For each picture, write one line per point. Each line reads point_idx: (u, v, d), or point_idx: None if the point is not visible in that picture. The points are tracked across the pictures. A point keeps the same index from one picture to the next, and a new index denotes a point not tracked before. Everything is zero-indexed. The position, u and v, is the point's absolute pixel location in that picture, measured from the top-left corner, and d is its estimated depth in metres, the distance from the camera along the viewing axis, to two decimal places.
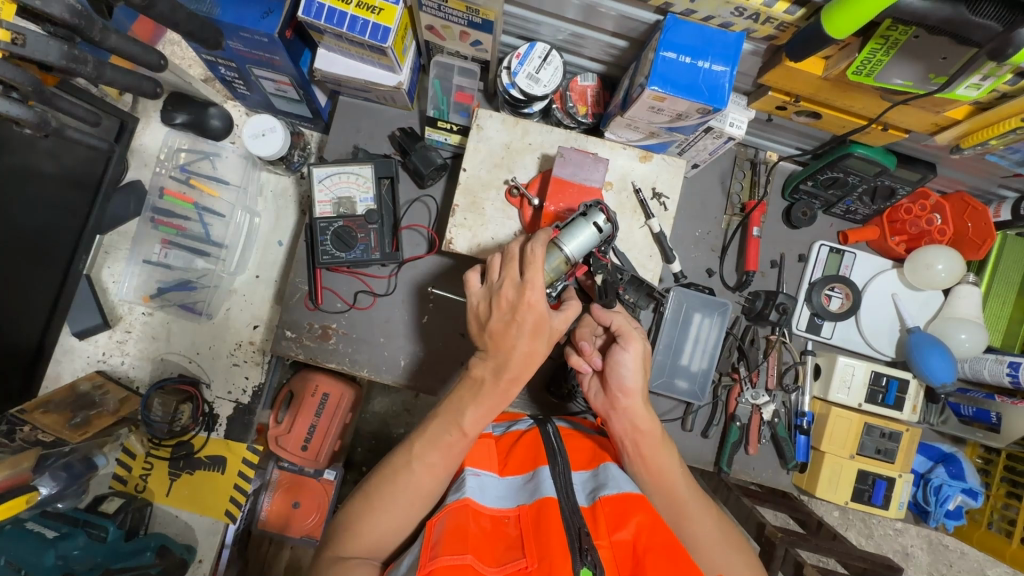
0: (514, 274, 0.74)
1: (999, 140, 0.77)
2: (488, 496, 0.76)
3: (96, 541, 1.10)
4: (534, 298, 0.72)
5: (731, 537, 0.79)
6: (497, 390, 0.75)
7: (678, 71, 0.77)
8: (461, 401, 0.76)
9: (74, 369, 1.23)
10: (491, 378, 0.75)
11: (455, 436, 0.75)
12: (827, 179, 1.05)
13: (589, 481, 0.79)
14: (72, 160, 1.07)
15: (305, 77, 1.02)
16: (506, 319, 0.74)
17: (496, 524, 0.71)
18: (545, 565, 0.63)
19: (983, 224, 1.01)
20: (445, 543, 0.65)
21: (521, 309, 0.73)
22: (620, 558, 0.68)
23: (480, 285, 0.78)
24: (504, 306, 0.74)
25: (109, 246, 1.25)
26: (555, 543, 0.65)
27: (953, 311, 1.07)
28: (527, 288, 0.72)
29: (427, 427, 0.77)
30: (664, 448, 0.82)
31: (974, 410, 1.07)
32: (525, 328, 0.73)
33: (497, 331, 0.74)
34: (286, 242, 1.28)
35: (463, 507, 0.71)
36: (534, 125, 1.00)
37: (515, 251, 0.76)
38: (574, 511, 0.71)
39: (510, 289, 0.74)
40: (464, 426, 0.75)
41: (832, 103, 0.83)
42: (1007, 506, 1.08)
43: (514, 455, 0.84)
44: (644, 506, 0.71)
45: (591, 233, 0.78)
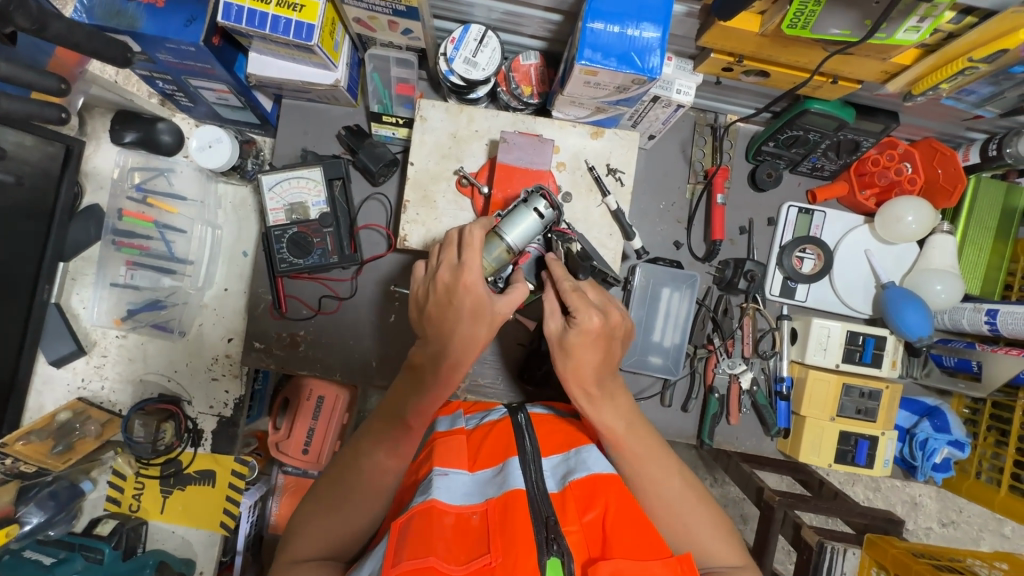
0: (451, 257, 0.72)
1: (949, 82, 0.74)
2: (456, 493, 0.72)
3: (94, 563, 1.14)
4: (471, 279, 0.70)
5: (697, 509, 0.75)
6: (439, 377, 0.73)
7: (609, 42, 0.74)
8: (404, 391, 0.75)
9: (56, 398, 1.24)
10: (431, 365, 0.73)
11: (400, 430, 0.74)
12: (788, 138, 1.02)
13: (560, 466, 0.77)
14: (19, 192, 1.02)
15: (243, 84, 0.99)
16: (442, 302, 0.72)
17: (461, 523, 0.67)
18: (511, 559, 0.60)
19: (952, 169, 0.98)
20: (410, 545, 0.61)
21: (458, 292, 0.70)
22: (590, 540, 0.67)
23: (424, 273, 0.77)
24: (440, 290, 0.72)
25: (76, 272, 1.25)
26: (520, 537, 0.62)
27: (928, 263, 1.04)
28: (463, 270, 0.70)
29: (376, 426, 0.76)
30: (621, 425, 0.75)
31: (956, 360, 1.05)
32: (464, 312, 0.70)
33: (435, 314, 0.72)
34: (251, 251, 1.26)
35: (429, 509, 0.67)
36: (479, 111, 0.97)
37: (454, 235, 0.75)
38: (542, 498, 0.69)
39: (445, 272, 0.72)
40: (407, 418, 0.73)
41: (777, 59, 0.80)
42: (997, 455, 1.06)
43: (484, 450, 0.82)
44: (613, 486, 0.70)
45: (534, 221, 0.78)
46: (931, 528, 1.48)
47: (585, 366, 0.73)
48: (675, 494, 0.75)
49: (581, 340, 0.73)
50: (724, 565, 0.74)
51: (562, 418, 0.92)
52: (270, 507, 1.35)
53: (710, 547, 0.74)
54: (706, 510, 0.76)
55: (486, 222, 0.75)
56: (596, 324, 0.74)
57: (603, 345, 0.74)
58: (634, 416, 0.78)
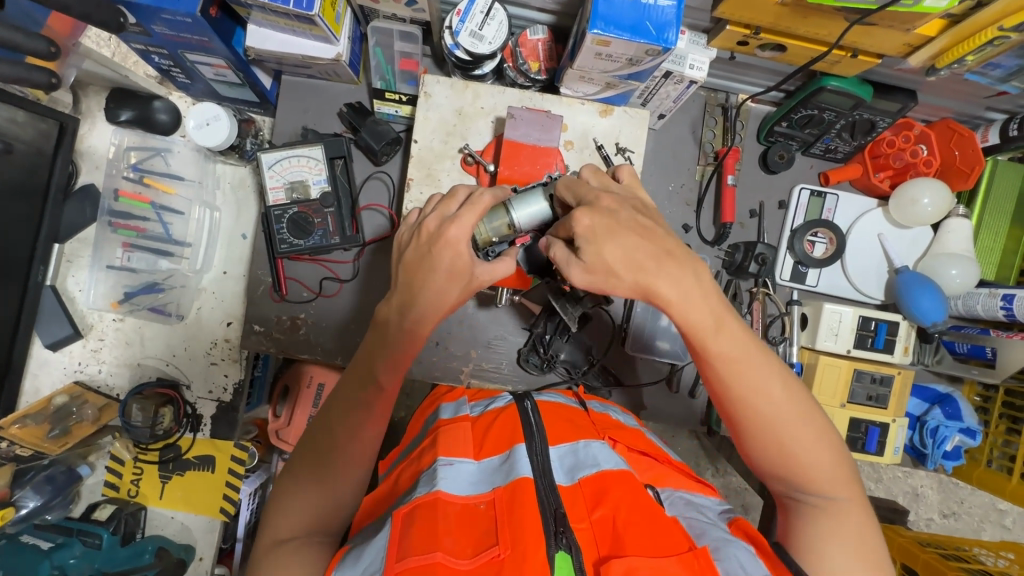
0: (445, 209, 0.71)
1: (975, 54, 0.71)
2: (461, 484, 0.70)
3: (92, 549, 1.13)
4: (455, 235, 0.68)
5: (802, 439, 0.64)
6: (401, 333, 0.72)
7: (622, 11, 0.71)
8: (372, 354, 0.73)
9: (52, 381, 1.22)
10: (396, 319, 0.72)
11: (372, 391, 0.73)
12: (802, 118, 0.99)
13: (568, 456, 0.75)
14: (11, 169, 0.99)
15: (242, 59, 0.96)
16: (422, 252, 0.70)
17: (468, 514, 0.65)
18: (519, 551, 0.58)
19: (971, 151, 0.94)
20: (412, 542, 0.59)
21: (438, 246, 0.69)
22: (599, 536, 0.64)
23: (414, 220, 0.76)
24: (423, 238, 0.71)
25: (71, 255, 1.22)
26: (529, 525, 0.60)
27: (943, 247, 1.01)
28: (451, 223, 0.69)
29: (345, 390, 0.75)
30: (710, 322, 0.64)
31: (969, 347, 1.02)
32: (441, 268, 0.69)
33: (412, 263, 0.71)
34: (250, 234, 1.24)
35: (433, 501, 0.65)
36: (484, 87, 0.94)
37: (458, 193, 0.74)
38: (549, 491, 0.67)
39: (434, 221, 0.71)
40: (379, 379, 0.72)
41: (795, 31, 0.77)
42: (1008, 443, 1.05)
43: (490, 438, 0.80)
44: (622, 482, 0.67)
45: (544, 209, 0.76)
46: (933, 519, 1.47)
47: (619, 283, 0.64)
48: (775, 422, 0.64)
49: (596, 253, 0.64)
50: (820, 498, 0.65)
51: (572, 406, 0.90)
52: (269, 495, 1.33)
53: (807, 480, 0.65)
54: (813, 442, 0.64)
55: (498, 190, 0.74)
56: (590, 225, 0.64)
57: (632, 245, 0.63)
58: (726, 312, 0.65)
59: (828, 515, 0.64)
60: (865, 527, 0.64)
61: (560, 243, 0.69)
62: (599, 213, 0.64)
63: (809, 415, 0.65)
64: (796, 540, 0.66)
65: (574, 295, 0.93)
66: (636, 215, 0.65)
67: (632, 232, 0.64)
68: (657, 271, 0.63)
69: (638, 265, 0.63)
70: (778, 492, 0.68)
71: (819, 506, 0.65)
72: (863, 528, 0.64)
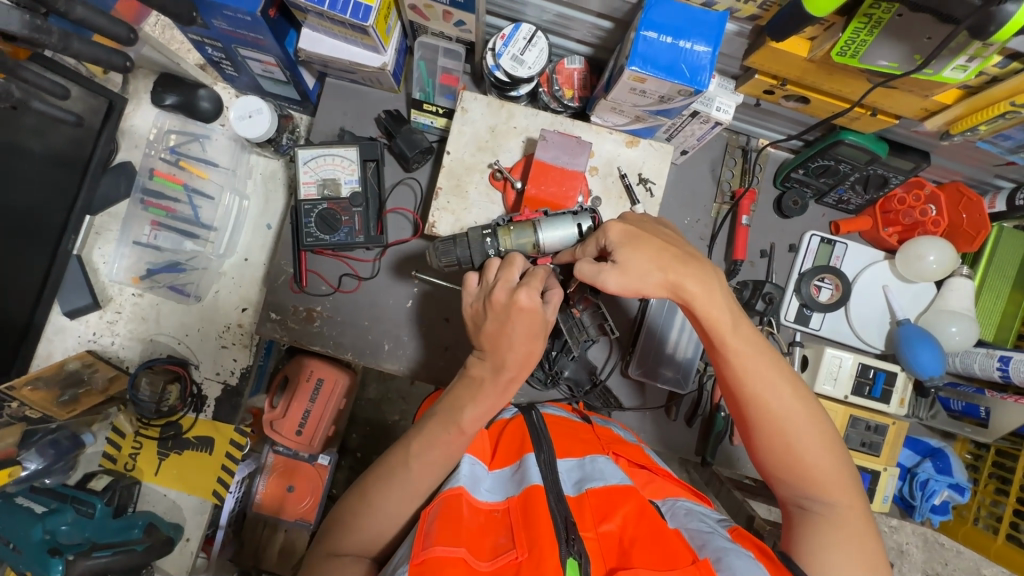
0: (509, 278, 0.76)
1: (988, 125, 0.75)
2: (480, 489, 0.73)
3: (84, 517, 1.14)
4: (525, 302, 0.74)
5: (807, 439, 0.70)
6: (497, 388, 0.76)
7: (660, 51, 0.75)
8: (459, 401, 0.77)
9: (65, 348, 1.23)
10: (490, 377, 0.76)
11: (453, 434, 0.75)
12: (819, 168, 1.03)
13: (575, 470, 0.77)
14: (59, 140, 1.03)
15: (292, 58, 1.01)
16: (500, 320, 0.75)
17: (484, 518, 0.68)
18: (534, 555, 0.61)
19: (978, 215, 1.00)
20: (438, 533, 0.63)
21: (514, 315, 0.74)
22: (606, 549, 0.66)
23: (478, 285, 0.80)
24: (497, 308, 0.75)
25: (100, 227, 1.25)
26: (543, 532, 0.63)
27: (945, 304, 1.05)
28: (520, 292, 0.74)
29: (427, 426, 0.76)
30: (727, 320, 0.71)
31: (964, 405, 1.05)
32: (520, 332, 0.75)
33: (494, 332, 0.76)
34: (275, 225, 1.28)
35: (455, 497, 0.68)
36: (519, 108, 0.98)
37: (516, 258, 0.78)
38: (560, 500, 0.68)
39: (502, 293, 0.75)
40: (462, 423, 0.75)
41: (819, 86, 0.81)
42: (996, 503, 1.06)
43: (502, 446, 0.82)
44: (631, 496, 0.70)
45: (571, 234, 0.82)
46: None
47: (650, 281, 0.71)
48: (784, 420, 0.70)
49: (631, 254, 0.72)
50: (822, 501, 0.69)
51: (577, 420, 0.93)
52: (256, 485, 1.37)
53: (810, 479, 0.69)
54: (817, 443, 0.70)
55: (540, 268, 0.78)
56: (624, 230, 0.73)
57: (660, 250, 0.72)
58: (740, 312, 0.73)
59: (830, 515, 0.68)
60: (863, 530, 0.68)
61: (586, 257, 0.76)
62: (629, 223, 0.75)
63: (814, 417, 0.71)
64: (798, 539, 0.69)
65: (581, 322, 0.94)
66: (655, 227, 0.76)
67: (658, 239, 0.73)
68: (685, 272, 0.71)
69: (668, 265, 0.71)
70: (783, 493, 0.72)
71: (821, 505, 0.69)
72: (860, 530, 0.68)
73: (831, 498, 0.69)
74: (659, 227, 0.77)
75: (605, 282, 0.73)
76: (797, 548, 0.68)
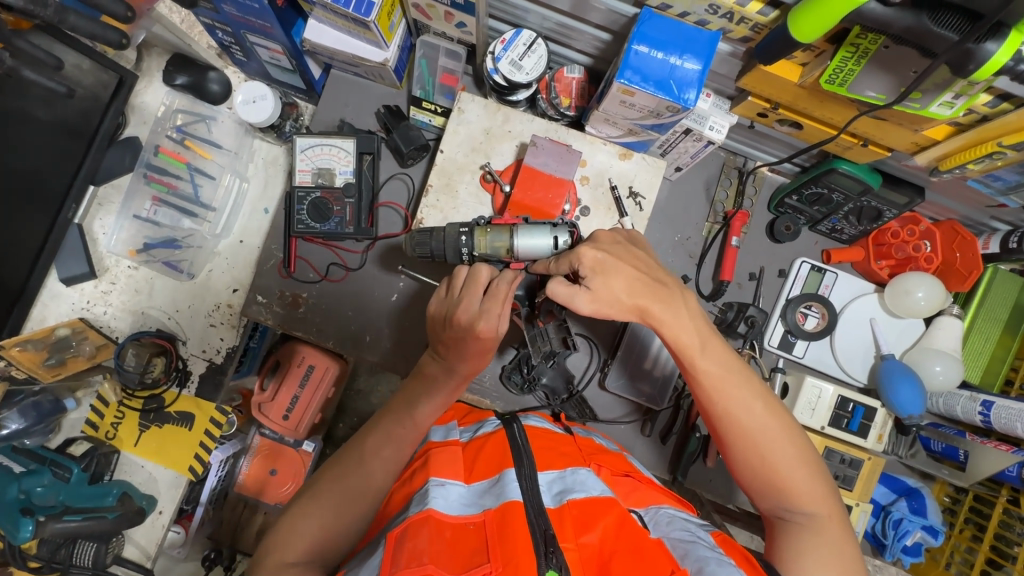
0: (473, 302, 0.78)
1: (977, 163, 0.74)
2: (452, 503, 0.71)
3: (60, 480, 1.16)
4: (484, 328, 0.76)
5: (783, 453, 0.69)
6: (450, 384, 0.83)
7: (650, 66, 0.75)
8: (416, 397, 0.84)
9: (59, 314, 1.26)
10: (443, 376, 0.83)
11: (409, 428, 0.82)
12: (812, 195, 1.03)
13: (556, 482, 0.76)
14: (67, 111, 1.06)
15: (297, 48, 1.02)
16: (458, 335, 0.78)
17: (458, 533, 0.67)
18: (511, 567, 0.62)
19: (971, 255, 0.98)
20: (406, 553, 0.62)
21: (469, 340, 0.77)
22: (586, 560, 0.66)
23: (445, 296, 0.83)
24: (457, 327, 0.78)
25: (103, 199, 1.28)
26: (520, 547, 0.63)
27: (931, 342, 1.03)
28: (482, 318, 0.76)
29: (384, 422, 0.82)
30: (696, 339, 0.71)
31: (943, 446, 1.03)
32: (471, 351, 0.79)
33: (449, 343, 0.80)
34: (272, 209, 1.30)
35: (426, 519, 0.67)
36: (515, 113, 0.99)
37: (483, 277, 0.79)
38: (539, 514, 0.69)
39: (465, 314, 0.77)
40: (417, 417, 0.82)
41: (811, 113, 0.81)
42: (970, 550, 1.04)
43: (481, 461, 0.79)
44: (612, 508, 0.70)
45: (547, 245, 0.81)
46: None
47: (616, 307, 0.73)
48: (759, 436, 0.70)
49: (604, 282, 0.72)
50: (802, 512, 0.68)
51: (559, 432, 0.92)
52: (239, 466, 1.41)
53: (788, 491, 0.69)
54: (793, 456, 0.70)
55: (510, 274, 0.80)
56: (595, 258, 0.72)
57: (631, 276, 0.72)
58: (709, 330, 0.73)
59: (812, 523, 0.68)
60: (846, 539, 0.67)
61: (558, 277, 0.75)
62: (600, 248, 0.73)
63: (789, 431, 0.71)
64: (778, 551, 0.68)
65: (545, 332, 0.94)
66: (630, 250, 0.75)
67: (628, 266, 0.73)
68: (649, 297, 0.71)
69: (637, 291, 0.72)
70: (763, 505, 0.72)
71: (801, 515, 0.68)
72: (841, 540, 0.67)
73: (810, 508, 0.68)
74: (632, 249, 0.75)
75: (579, 306, 0.74)
76: (779, 559, 0.68)
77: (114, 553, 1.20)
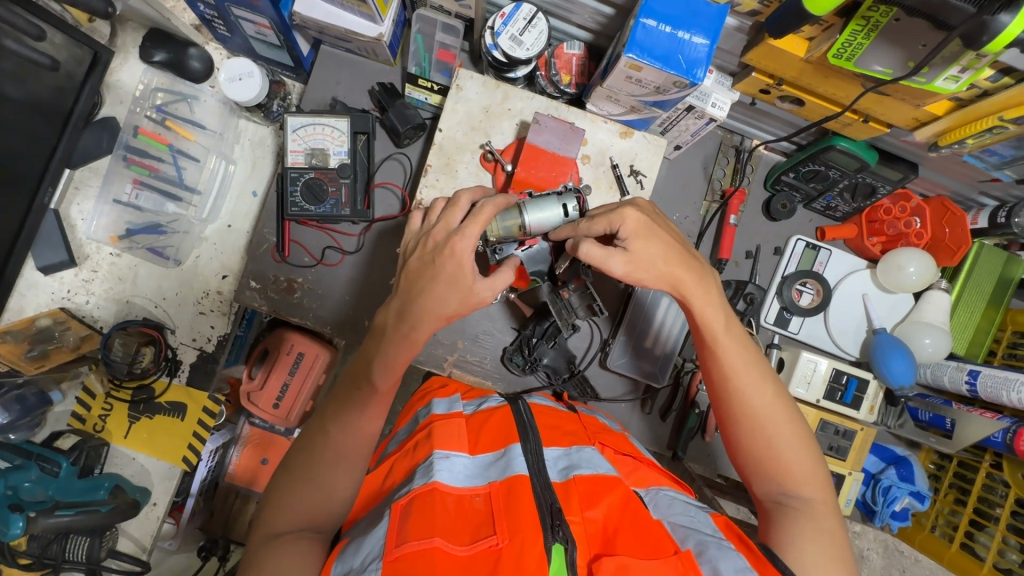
0: (451, 219, 0.74)
1: (975, 138, 0.76)
2: (457, 476, 0.71)
3: (48, 475, 1.11)
4: (460, 246, 0.71)
5: (786, 436, 0.71)
6: (398, 334, 0.74)
7: (658, 40, 0.74)
8: (375, 360, 0.76)
9: (37, 304, 1.20)
10: (393, 321, 0.75)
11: (366, 391, 0.77)
12: (809, 172, 1.04)
13: (562, 458, 0.77)
14: (40, 89, 1.00)
15: (286, 22, 0.96)
16: (426, 261, 0.74)
17: (465, 506, 0.67)
18: (517, 541, 0.61)
19: (960, 230, 1.00)
20: (411, 528, 0.62)
21: (443, 255, 0.72)
22: (590, 535, 0.66)
23: (419, 227, 0.79)
24: (429, 249, 0.74)
25: (79, 182, 1.22)
26: (525, 518, 0.63)
27: (920, 315, 1.06)
28: (457, 234, 0.72)
29: (342, 393, 0.79)
30: (716, 315, 0.73)
31: (931, 416, 1.07)
32: (441, 275, 0.72)
33: (414, 270, 0.74)
34: (261, 192, 1.27)
35: (430, 492, 0.66)
36: (515, 90, 0.97)
37: (463, 200, 0.76)
38: (545, 487, 0.68)
39: (440, 232, 0.74)
40: (374, 382, 0.76)
41: (815, 89, 0.81)
42: (953, 513, 1.09)
43: (485, 435, 0.80)
44: (617, 486, 0.71)
45: (557, 215, 0.79)
46: None
47: (652, 273, 0.72)
48: (765, 417, 0.71)
49: (643, 247, 0.71)
50: (797, 496, 0.70)
51: (562, 410, 0.93)
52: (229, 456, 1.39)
53: (788, 475, 0.71)
54: (794, 440, 0.72)
55: (502, 201, 0.75)
56: (638, 221, 0.71)
57: (667, 245, 0.72)
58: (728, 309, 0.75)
59: (806, 508, 0.70)
60: (835, 523, 0.70)
61: (591, 237, 0.72)
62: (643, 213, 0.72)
63: (792, 416, 0.73)
64: (773, 533, 0.69)
65: (569, 304, 0.96)
66: (664, 221, 0.75)
67: (665, 235, 0.73)
68: (682, 266, 0.72)
69: (672, 260, 0.72)
70: (759, 491, 0.73)
71: (796, 500, 0.70)
72: (833, 526, 0.69)
73: (806, 494, 0.70)
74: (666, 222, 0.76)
75: (613, 268, 0.72)
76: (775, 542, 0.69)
77: (109, 548, 1.18)
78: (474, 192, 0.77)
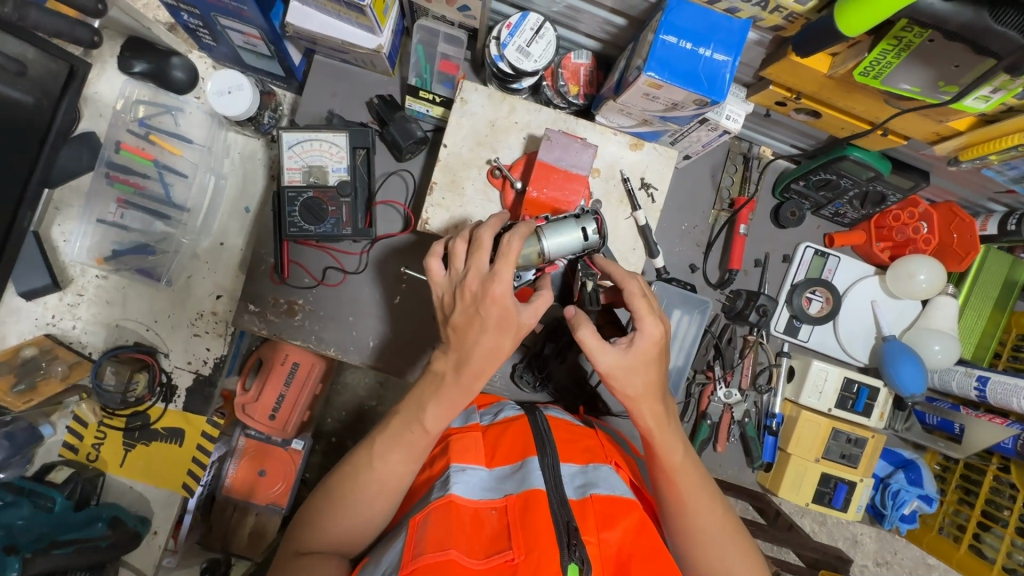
0: (481, 264, 0.69)
1: (998, 155, 0.75)
2: (473, 487, 0.70)
3: (42, 510, 1.05)
4: (500, 291, 0.67)
5: (722, 543, 0.70)
6: (460, 385, 0.71)
7: (679, 57, 0.71)
8: (420, 398, 0.72)
9: (20, 330, 1.15)
10: (454, 374, 0.71)
11: (416, 433, 0.71)
12: (819, 180, 1.01)
13: (578, 476, 0.75)
14: (13, 108, 0.94)
15: (277, 32, 0.92)
16: (469, 314, 0.69)
17: (480, 521, 0.65)
18: (533, 558, 0.59)
19: (968, 236, 1.01)
20: (428, 539, 0.61)
21: (486, 304, 0.67)
22: (604, 557, 0.65)
23: (444, 274, 0.73)
24: (468, 299, 0.69)
25: (59, 202, 1.16)
26: (542, 539, 0.61)
27: (929, 322, 1.06)
28: (492, 280, 0.67)
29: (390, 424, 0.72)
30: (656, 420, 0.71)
31: (939, 420, 1.08)
32: (489, 325, 0.68)
33: (460, 325, 0.70)
34: (254, 208, 1.21)
35: (447, 505, 0.65)
36: (522, 103, 0.93)
37: (485, 241, 0.70)
38: (562, 504, 0.66)
39: (474, 281, 0.69)
40: (426, 423, 0.71)
41: (834, 102, 0.79)
42: (958, 512, 1.11)
43: (503, 447, 0.77)
44: (634, 508, 0.69)
45: (577, 239, 0.77)
46: None
47: (627, 376, 0.69)
48: (701, 522, 0.70)
49: (642, 350, 0.69)
50: None
51: (579, 423, 0.91)
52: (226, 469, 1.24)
53: None
54: (731, 548, 0.70)
55: (527, 231, 0.70)
56: (655, 335, 0.69)
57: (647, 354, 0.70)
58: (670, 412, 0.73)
59: None
60: None
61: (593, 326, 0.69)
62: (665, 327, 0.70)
63: (729, 520, 0.72)
64: None
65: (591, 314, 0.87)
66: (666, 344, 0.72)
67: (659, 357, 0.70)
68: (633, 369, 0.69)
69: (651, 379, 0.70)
70: None
71: None
72: None
73: None
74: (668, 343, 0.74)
75: (600, 360, 0.68)
76: None
77: None
78: (493, 227, 0.72)
